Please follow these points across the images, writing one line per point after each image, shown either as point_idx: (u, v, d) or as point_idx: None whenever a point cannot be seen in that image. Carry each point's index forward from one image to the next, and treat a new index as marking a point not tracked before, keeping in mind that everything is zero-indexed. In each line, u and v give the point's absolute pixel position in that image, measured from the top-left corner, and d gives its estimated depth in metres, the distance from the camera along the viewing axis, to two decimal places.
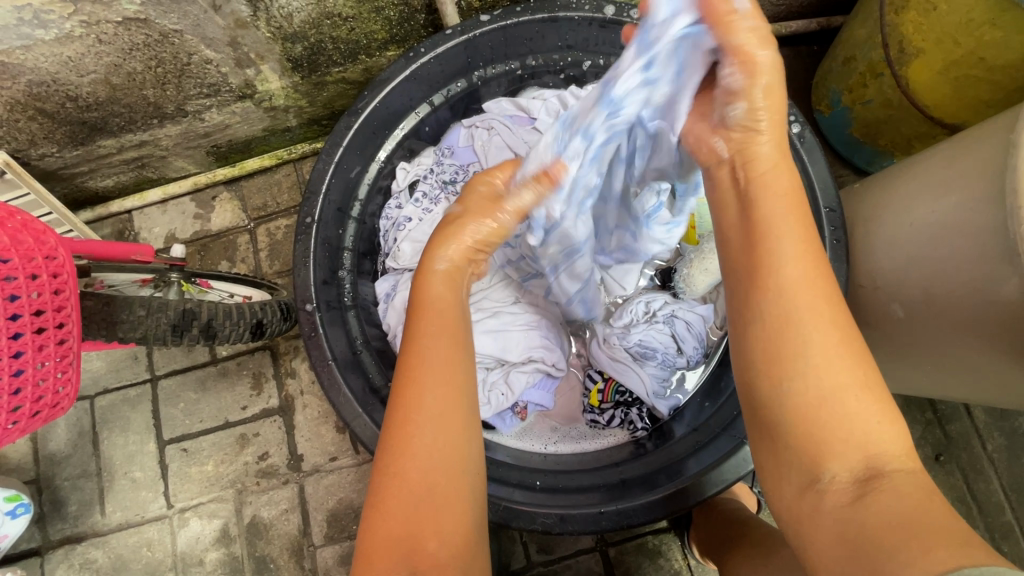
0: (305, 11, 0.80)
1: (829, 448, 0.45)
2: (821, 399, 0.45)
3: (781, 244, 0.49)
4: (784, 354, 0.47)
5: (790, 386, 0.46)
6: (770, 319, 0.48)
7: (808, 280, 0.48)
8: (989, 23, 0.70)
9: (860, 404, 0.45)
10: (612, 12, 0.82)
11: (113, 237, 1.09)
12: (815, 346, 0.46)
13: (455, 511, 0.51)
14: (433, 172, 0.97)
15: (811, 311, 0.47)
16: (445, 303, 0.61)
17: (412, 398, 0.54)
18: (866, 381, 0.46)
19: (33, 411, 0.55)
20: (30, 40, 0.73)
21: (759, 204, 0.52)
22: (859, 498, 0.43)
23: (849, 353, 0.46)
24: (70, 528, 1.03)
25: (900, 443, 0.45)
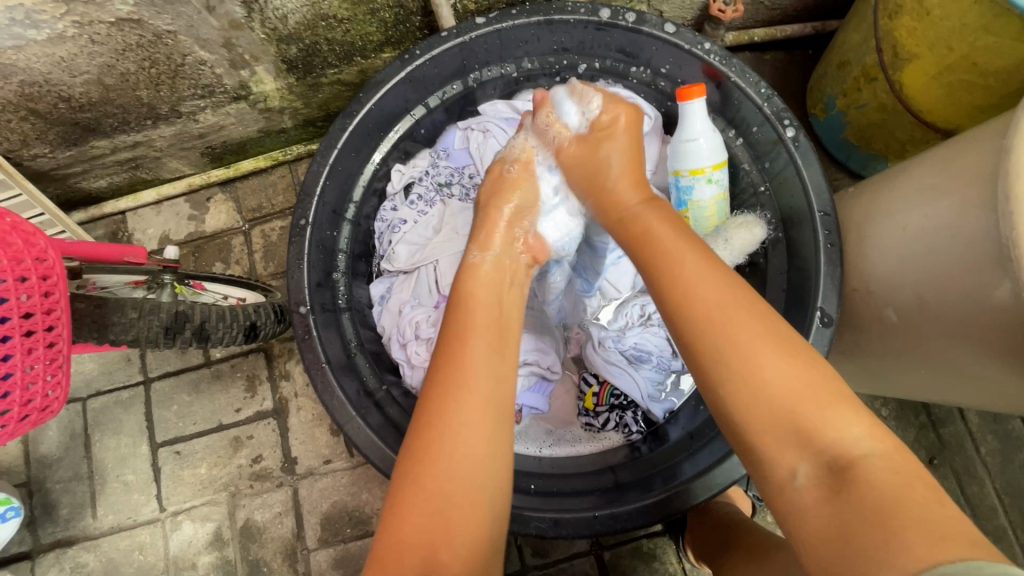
0: (300, 12, 0.79)
1: (787, 443, 0.48)
2: (757, 392, 0.49)
3: (693, 275, 0.56)
4: (722, 358, 0.51)
5: (731, 390, 0.50)
6: (696, 331, 0.53)
7: (716, 287, 0.55)
8: (982, 28, 0.70)
9: (800, 387, 0.49)
10: (607, 16, 0.80)
11: (106, 238, 1.08)
12: (744, 342, 0.51)
13: (471, 521, 0.51)
14: (429, 174, 0.97)
15: (739, 328, 0.52)
16: (485, 304, 0.62)
17: (441, 401, 0.55)
18: (795, 364, 0.50)
19: (21, 414, 0.54)
20: (22, 40, 0.72)
21: (652, 235, 0.62)
22: (836, 488, 0.45)
23: (787, 357, 0.51)
24: (61, 531, 1.02)
25: (860, 423, 0.47)
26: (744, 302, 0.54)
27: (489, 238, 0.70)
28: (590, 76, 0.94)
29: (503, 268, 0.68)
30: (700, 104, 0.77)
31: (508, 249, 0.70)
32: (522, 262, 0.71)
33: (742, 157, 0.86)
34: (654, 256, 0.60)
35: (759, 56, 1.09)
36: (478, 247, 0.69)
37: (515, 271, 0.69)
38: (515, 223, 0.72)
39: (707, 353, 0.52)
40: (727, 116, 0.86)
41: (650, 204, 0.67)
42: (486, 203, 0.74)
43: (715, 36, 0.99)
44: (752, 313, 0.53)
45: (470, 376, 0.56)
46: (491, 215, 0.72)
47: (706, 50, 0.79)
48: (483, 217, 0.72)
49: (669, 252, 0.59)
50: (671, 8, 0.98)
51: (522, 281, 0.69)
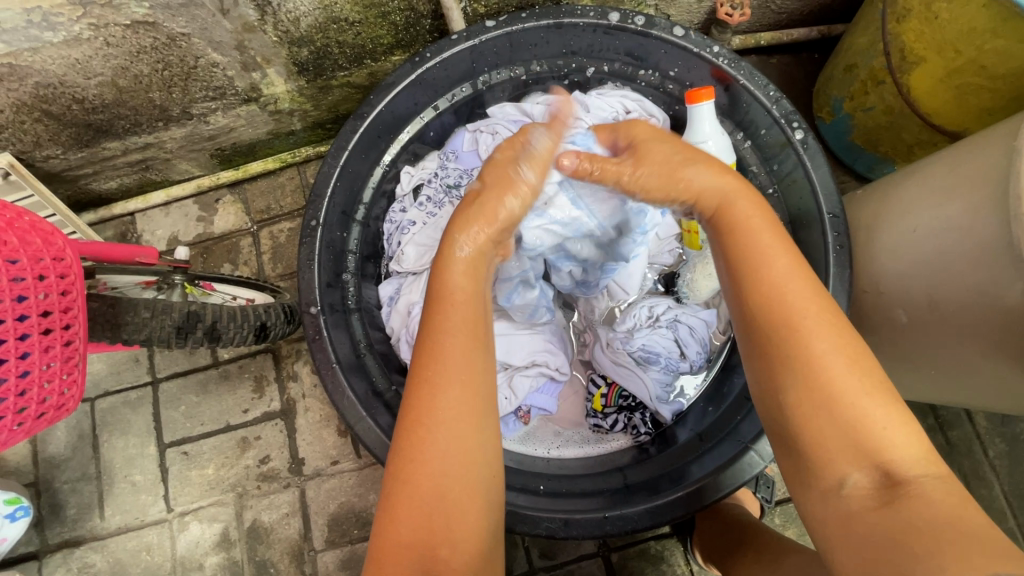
0: (312, 15, 0.80)
1: (842, 452, 0.47)
2: (830, 406, 0.47)
3: (776, 264, 0.52)
4: (796, 368, 0.48)
5: (802, 398, 0.48)
6: (777, 339, 0.49)
7: (804, 300, 0.50)
8: (991, 31, 0.70)
9: (874, 407, 0.46)
10: (616, 19, 0.80)
11: (115, 239, 1.09)
12: (827, 358, 0.48)
13: (467, 516, 0.51)
14: (437, 176, 0.97)
15: (806, 326, 0.49)
16: (465, 300, 0.59)
17: (428, 396, 0.53)
18: (874, 385, 0.47)
19: (38, 412, 0.54)
20: (38, 42, 0.73)
21: (739, 220, 0.55)
22: (884, 503, 0.44)
23: (851, 361, 0.48)
24: (69, 531, 1.02)
25: (917, 444, 0.46)
26: (830, 317, 0.50)
27: (481, 232, 0.62)
28: (598, 79, 0.95)
29: (476, 267, 0.62)
30: (709, 107, 0.78)
31: (490, 249, 0.64)
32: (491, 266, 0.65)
33: (750, 158, 0.86)
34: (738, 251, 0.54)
35: (765, 60, 1.10)
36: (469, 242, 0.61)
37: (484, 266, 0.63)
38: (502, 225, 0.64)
39: (781, 360, 0.49)
40: (736, 119, 0.86)
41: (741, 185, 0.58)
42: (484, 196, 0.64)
43: (721, 39, 1.00)
44: (839, 335, 0.49)
45: (452, 373, 0.54)
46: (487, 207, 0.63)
47: (714, 53, 0.79)
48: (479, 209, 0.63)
49: (756, 247, 0.53)
50: (679, 12, 0.99)
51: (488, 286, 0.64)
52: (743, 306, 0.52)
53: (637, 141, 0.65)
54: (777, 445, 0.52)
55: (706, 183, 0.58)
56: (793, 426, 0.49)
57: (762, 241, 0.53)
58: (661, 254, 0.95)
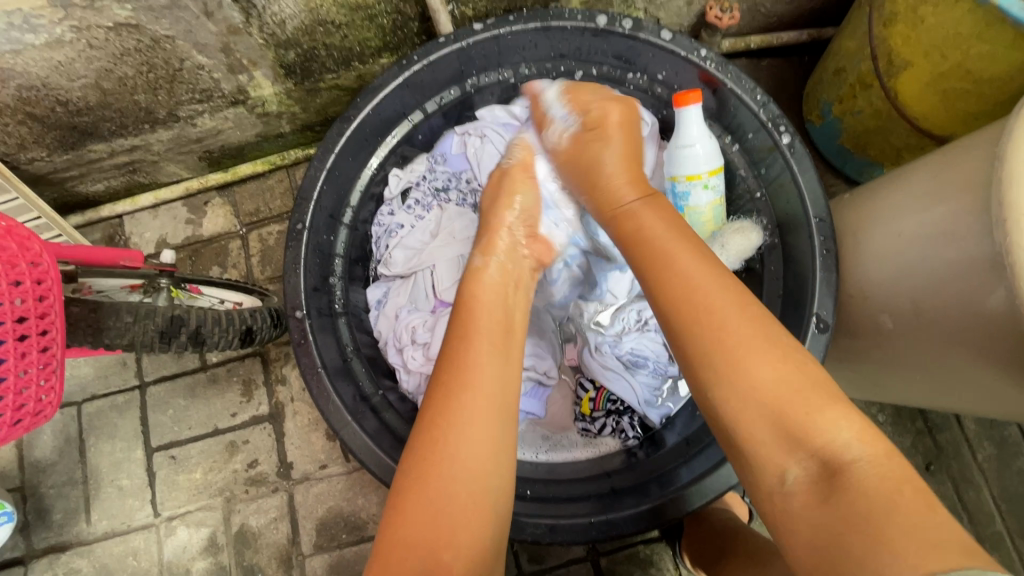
0: (299, 18, 0.80)
1: (778, 440, 0.48)
2: (753, 381, 0.49)
3: (679, 262, 0.57)
4: (713, 361, 0.51)
5: (725, 390, 0.50)
6: (693, 326, 0.53)
7: (709, 290, 0.54)
8: (976, 36, 0.70)
9: (792, 390, 0.49)
10: (604, 22, 0.80)
11: (103, 242, 1.08)
12: (739, 346, 0.51)
13: (474, 520, 0.51)
14: (426, 179, 0.97)
15: (716, 309, 0.53)
16: (491, 306, 0.63)
17: (446, 399, 0.55)
18: (785, 363, 0.50)
19: (15, 419, 0.54)
20: (20, 45, 0.73)
21: (646, 224, 0.63)
22: (825, 483, 0.45)
23: (765, 341, 0.51)
24: (55, 536, 1.01)
25: (853, 427, 0.47)
26: (736, 301, 0.53)
27: (492, 244, 0.71)
28: None
29: (509, 274, 0.68)
30: (696, 110, 0.78)
31: (514, 255, 0.71)
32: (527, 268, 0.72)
33: (737, 162, 0.87)
34: (647, 251, 0.60)
35: (755, 63, 1.10)
36: (483, 252, 0.70)
37: (519, 273, 0.69)
38: (500, 228, 0.73)
39: (701, 354, 0.52)
40: (724, 122, 0.86)
41: (649, 194, 0.68)
42: (489, 206, 0.77)
43: (711, 43, 0.99)
44: (746, 315, 0.53)
45: (475, 375, 0.56)
46: (497, 215, 0.75)
47: (702, 57, 0.79)
48: (487, 221, 0.75)
49: (661, 249, 0.59)
50: (668, 15, 0.99)
51: (527, 286, 0.69)
52: (657, 306, 0.56)
53: (605, 119, 0.78)
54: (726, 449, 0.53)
55: (623, 187, 0.70)
56: (728, 420, 0.50)
57: (667, 240, 0.60)
58: None
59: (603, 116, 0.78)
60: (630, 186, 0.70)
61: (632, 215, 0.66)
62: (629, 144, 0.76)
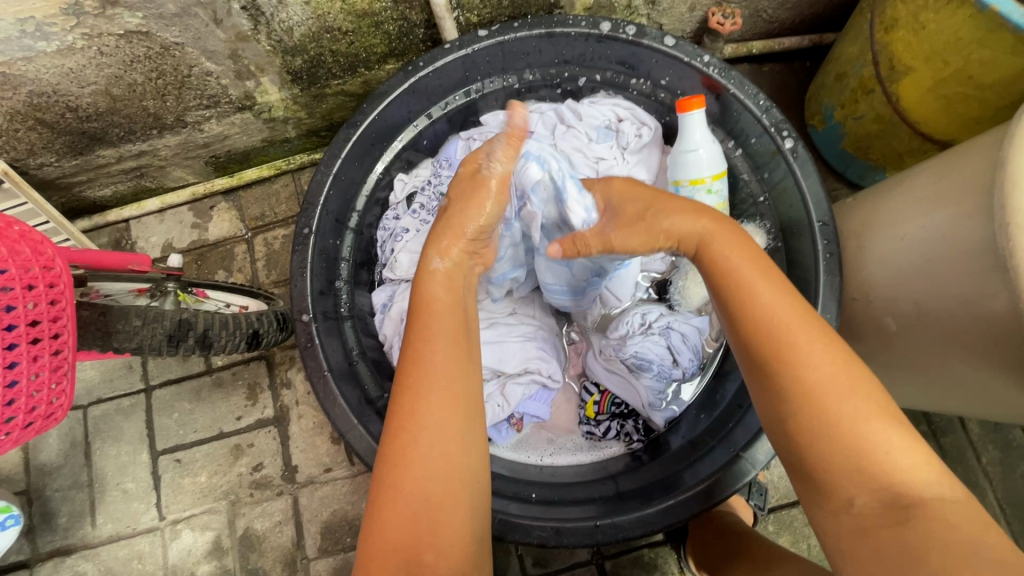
0: (306, 25, 0.81)
1: (852, 474, 0.46)
2: (830, 420, 0.47)
3: (761, 288, 0.53)
4: (793, 394, 0.49)
5: (804, 421, 0.48)
6: (772, 353, 0.50)
7: (797, 331, 0.50)
8: (977, 42, 0.71)
9: (877, 430, 0.46)
10: (607, 28, 0.81)
11: (109, 246, 1.09)
12: (825, 384, 0.48)
13: (454, 518, 0.51)
14: (430, 184, 0.97)
15: (796, 339, 0.50)
16: (446, 307, 0.60)
17: (410, 404, 0.53)
18: (871, 402, 0.47)
19: (26, 422, 0.54)
20: (32, 51, 0.74)
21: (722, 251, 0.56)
22: (898, 522, 0.44)
23: (846, 378, 0.48)
24: (60, 540, 1.01)
25: (928, 468, 0.46)
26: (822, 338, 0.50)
27: (450, 247, 0.64)
28: (591, 88, 0.95)
29: (458, 279, 0.64)
30: (700, 115, 0.79)
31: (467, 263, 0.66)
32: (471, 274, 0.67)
33: (741, 167, 0.87)
34: (728, 281, 0.54)
35: (757, 68, 1.10)
36: (440, 253, 0.64)
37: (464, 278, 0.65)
38: (462, 229, 0.65)
39: (784, 391, 0.49)
40: (727, 127, 0.86)
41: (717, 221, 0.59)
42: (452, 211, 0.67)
43: (713, 49, 1.00)
44: (832, 356, 0.49)
45: (436, 376, 0.55)
46: (456, 221, 0.66)
47: (705, 62, 0.80)
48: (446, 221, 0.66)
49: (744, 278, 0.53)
50: (671, 21, 1.00)
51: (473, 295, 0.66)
52: (739, 337, 0.53)
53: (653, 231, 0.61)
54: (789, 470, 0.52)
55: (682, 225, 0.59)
56: (799, 445, 0.49)
57: (745, 265, 0.54)
58: (654, 262, 0.95)
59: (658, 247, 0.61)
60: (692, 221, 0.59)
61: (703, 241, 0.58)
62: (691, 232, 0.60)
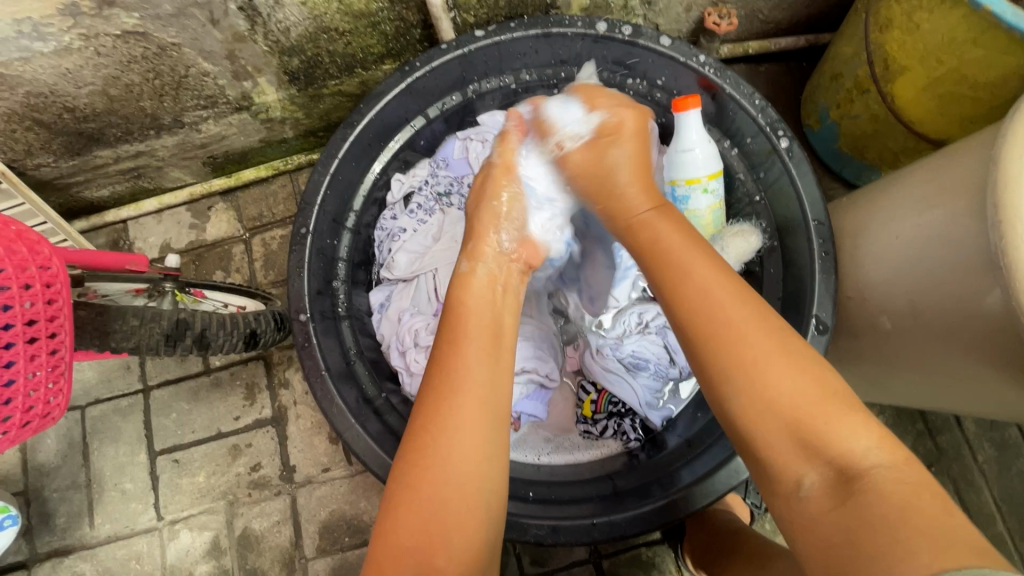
0: (303, 25, 0.81)
1: (794, 454, 0.48)
2: (770, 398, 0.49)
3: (696, 271, 0.57)
4: (729, 368, 0.51)
5: (744, 402, 0.50)
6: (706, 339, 0.53)
7: (730, 307, 0.54)
8: (971, 42, 0.71)
9: (814, 397, 0.48)
10: (603, 29, 0.82)
11: (107, 246, 1.09)
12: (757, 353, 0.51)
13: (468, 523, 0.51)
14: (428, 184, 0.98)
15: (729, 319, 0.53)
16: (478, 313, 0.61)
17: (435, 405, 0.55)
18: (807, 372, 0.50)
19: (23, 421, 0.54)
20: (29, 52, 0.74)
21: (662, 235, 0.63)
22: (839, 496, 0.45)
23: (781, 352, 0.51)
24: (58, 540, 1.01)
25: (872, 437, 0.47)
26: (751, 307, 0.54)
27: (480, 247, 0.69)
28: None
29: (497, 278, 0.67)
30: (696, 115, 0.79)
31: (501, 261, 0.69)
32: (516, 270, 0.70)
33: (737, 166, 0.87)
34: (664, 265, 0.60)
35: (753, 68, 1.11)
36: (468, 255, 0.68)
37: (508, 275, 0.68)
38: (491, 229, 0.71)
39: (719, 368, 0.52)
40: (723, 127, 0.86)
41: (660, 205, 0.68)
42: (473, 213, 0.74)
43: (709, 49, 1.01)
44: (761, 323, 0.53)
45: (463, 377, 0.56)
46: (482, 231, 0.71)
47: (700, 62, 0.80)
48: (471, 228, 0.72)
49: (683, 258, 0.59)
50: (667, 21, 1.00)
51: (516, 288, 0.68)
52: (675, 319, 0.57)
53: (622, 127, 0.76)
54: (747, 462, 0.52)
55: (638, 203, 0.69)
56: (741, 423, 0.51)
57: (681, 248, 0.60)
58: None
59: (619, 123, 0.76)
60: (644, 194, 0.70)
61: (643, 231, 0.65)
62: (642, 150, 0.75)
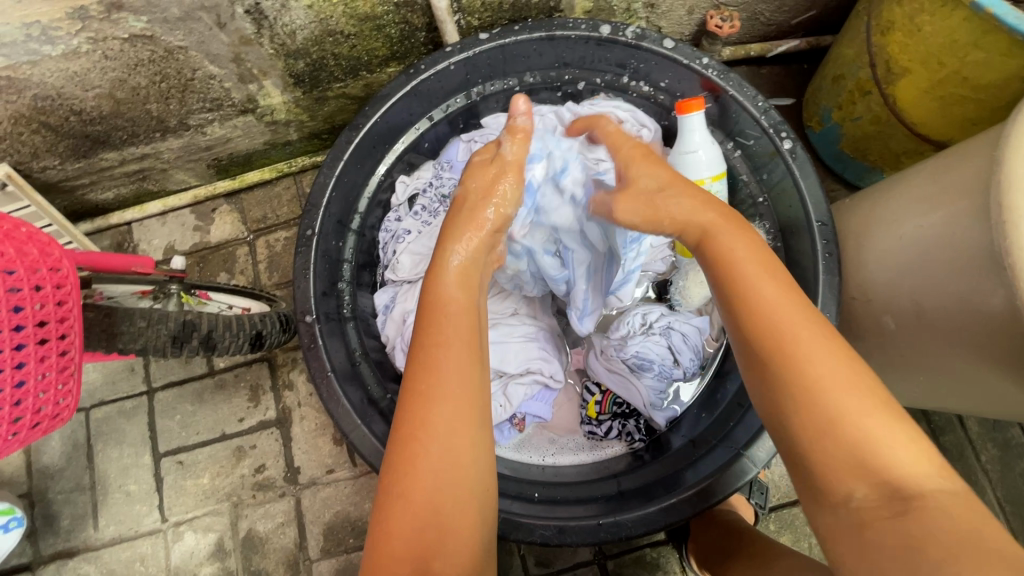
0: (309, 28, 0.81)
1: (850, 469, 0.47)
2: (830, 417, 0.48)
3: (761, 285, 0.54)
4: (794, 389, 0.49)
5: (803, 415, 0.49)
6: (768, 349, 0.51)
7: (795, 320, 0.51)
8: (972, 44, 0.72)
9: (877, 420, 0.47)
10: (607, 31, 0.82)
11: (112, 248, 1.09)
12: (823, 379, 0.48)
13: (462, 528, 0.52)
14: (432, 186, 0.98)
15: (796, 333, 0.51)
16: (457, 314, 0.60)
17: (419, 414, 0.54)
18: (869, 393, 0.48)
19: (33, 422, 0.55)
20: (37, 56, 0.74)
21: (723, 244, 0.57)
22: (896, 516, 0.44)
23: (843, 371, 0.49)
24: (63, 542, 1.02)
25: (927, 461, 0.46)
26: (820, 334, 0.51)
27: (471, 239, 0.66)
28: (591, 91, 0.96)
29: (469, 274, 0.64)
30: (699, 117, 0.80)
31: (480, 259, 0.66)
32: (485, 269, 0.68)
33: (740, 168, 0.88)
34: (729, 280, 0.55)
35: (755, 70, 1.12)
36: (456, 250, 0.65)
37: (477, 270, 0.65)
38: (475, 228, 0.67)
39: (782, 384, 0.50)
40: (726, 129, 0.87)
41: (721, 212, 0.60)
42: (468, 198, 0.70)
43: (712, 51, 1.01)
44: (826, 341, 0.50)
45: (446, 384, 0.55)
46: (475, 215, 0.68)
47: (703, 65, 0.81)
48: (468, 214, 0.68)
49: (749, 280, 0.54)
50: (669, 24, 1.01)
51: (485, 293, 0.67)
52: (741, 340, 0.54)
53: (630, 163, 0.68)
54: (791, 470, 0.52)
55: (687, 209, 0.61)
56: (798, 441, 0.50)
57: (745, 257, 0.56)
58: (655, 262, 0.96)
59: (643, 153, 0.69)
60: (697, 208, 0.61)
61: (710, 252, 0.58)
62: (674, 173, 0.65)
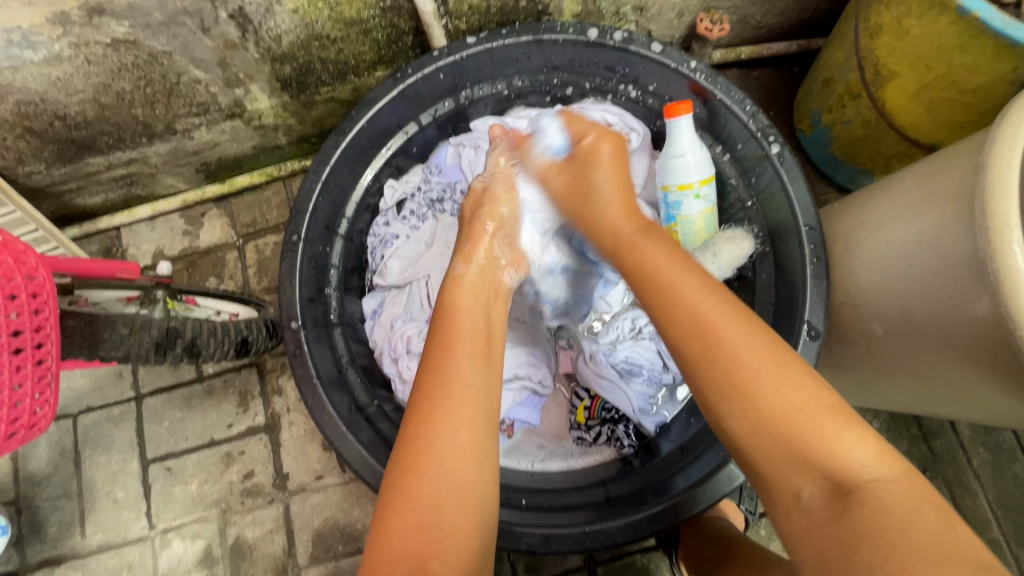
0: (294, 32, 0.81)
1: (793, 467, 0.48)
2: (768, 419, 0.49)
3: (686, 290, 0.56)
4: (724, 385, 0.51)
5: (738, 412, 0.50)
6: (693, 349, 0.53)
7: (721, 318, 0.54)
8: (960, 47, 0.72)
9: (810, 415, 0.48)
10: (595, 34, 0.81)
11: (100, 253, 1.09)
12: (749, 365, 0.51)
13: (461, 530, 0.51)
14: (421, 191, 0.98)
15: (723, 332, 0.53)
16: (469, 312, 0.62)
17: (427, 410, 0.55)
18: (806, 390, 0.50)
19: (9, 432, 0.54)
20: (19, 61, 0.74)
21: (647, 256, 0.62)
22: (839, 512, 0.45)
23: (777, 368, 0.51)
24: (49, 550, 1.01)
25: (870, 451, 0.47)
26: (750, 331, 0.53)
27: (474, 250, 0.70)
28: (579, 95, 0.96)
29: (488, 280, 0.68)
30: (687, 120, 0.79)
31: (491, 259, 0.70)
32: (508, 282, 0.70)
33: (728, 172, 0.87)
34: (654, 282, 0.59)
35: (746, 73, 1.11)
36: (464, 259, 0.69)
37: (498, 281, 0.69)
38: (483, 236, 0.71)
39: (712, 382, 0.52)
40: (714, 132, 0.86)
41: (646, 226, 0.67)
42: (470, 217, 0.75)
43: (702, 54, 1.01)
44: (753, 334, 0.53)
45: (455, 382, 0.56)
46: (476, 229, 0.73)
47: (691, 68, 0.80)
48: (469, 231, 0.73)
49: (667, 279, 0.58)
50: (659, 27, 1.01)
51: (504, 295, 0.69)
52: (666, 334, 0.56)
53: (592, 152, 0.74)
54: (733, 460, 0.53)
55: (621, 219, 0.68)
56: (740, 446, 0.51)
57: (669, 268, 0.59)
58: None
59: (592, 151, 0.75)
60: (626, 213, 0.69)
61: (632, 247, 0.65)
62: (622, 170, 0.74)
